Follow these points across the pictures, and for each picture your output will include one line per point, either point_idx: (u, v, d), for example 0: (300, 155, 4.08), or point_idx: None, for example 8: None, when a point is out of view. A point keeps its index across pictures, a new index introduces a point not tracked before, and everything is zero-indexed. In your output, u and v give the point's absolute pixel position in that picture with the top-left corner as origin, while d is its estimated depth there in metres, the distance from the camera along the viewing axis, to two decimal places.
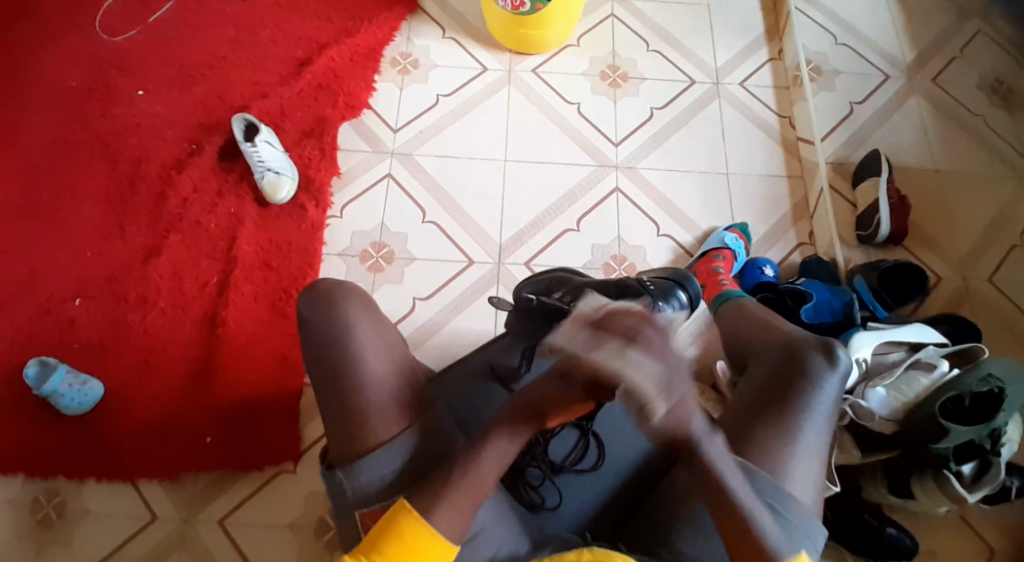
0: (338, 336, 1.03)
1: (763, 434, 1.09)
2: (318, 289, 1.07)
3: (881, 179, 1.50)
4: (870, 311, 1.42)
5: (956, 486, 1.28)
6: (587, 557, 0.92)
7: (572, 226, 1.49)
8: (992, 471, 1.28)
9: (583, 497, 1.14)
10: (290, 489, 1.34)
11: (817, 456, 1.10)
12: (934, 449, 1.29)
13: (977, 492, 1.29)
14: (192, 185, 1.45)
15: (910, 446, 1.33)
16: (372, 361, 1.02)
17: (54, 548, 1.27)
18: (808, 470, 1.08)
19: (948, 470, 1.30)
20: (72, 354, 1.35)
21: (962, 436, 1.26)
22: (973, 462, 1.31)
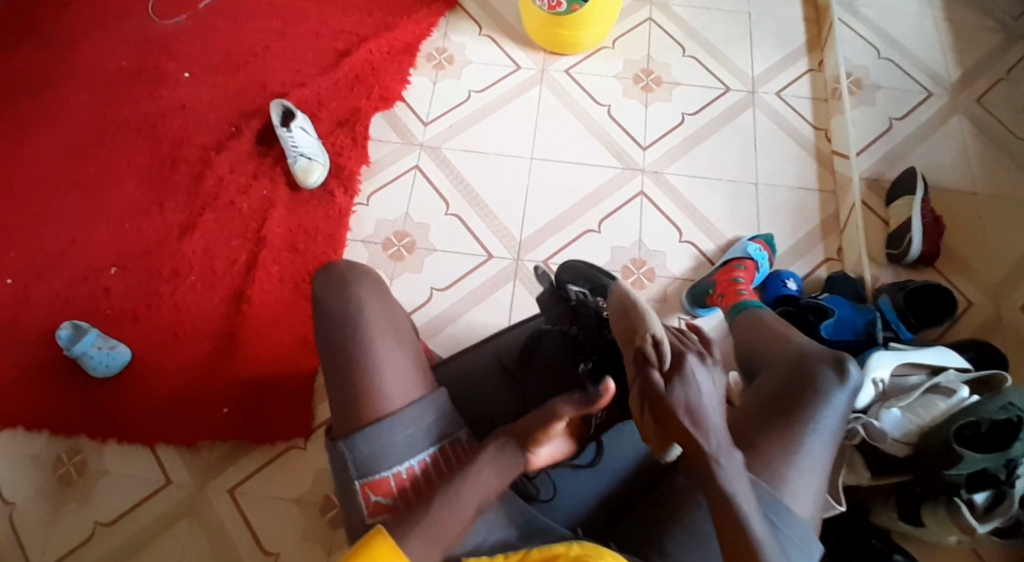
0: (349, 318, 1.08)
1: (764, 444, 1.10)
2: (332, 272, 1.12)
3: (915, 198, 1.46)
4: (893, 331, 1.40)
5: (968, 516, 1.26)
6: (576, 551, 0.93)
7: (593, 228, 1.49)
8: (1006, 503, 1.25)
9: (578, 494, 1.12)
10: (300, 465, 1.38)
11: (817, 471, 1.11)
12: (946, 475, 1.27)
13: (989, 524, 1.26)
14: (229, 167, 1.51)
15: (923, 470, 1.31)
16: (378, 344, 1.07)
17: (74, 504, 1.34)
18: (807, 484, 1.09)
19: (960, 499, 1.27)
20: (104, 321, 1.42)
21: (976, 464, 1.23)
22: (987, 492, 1.28)
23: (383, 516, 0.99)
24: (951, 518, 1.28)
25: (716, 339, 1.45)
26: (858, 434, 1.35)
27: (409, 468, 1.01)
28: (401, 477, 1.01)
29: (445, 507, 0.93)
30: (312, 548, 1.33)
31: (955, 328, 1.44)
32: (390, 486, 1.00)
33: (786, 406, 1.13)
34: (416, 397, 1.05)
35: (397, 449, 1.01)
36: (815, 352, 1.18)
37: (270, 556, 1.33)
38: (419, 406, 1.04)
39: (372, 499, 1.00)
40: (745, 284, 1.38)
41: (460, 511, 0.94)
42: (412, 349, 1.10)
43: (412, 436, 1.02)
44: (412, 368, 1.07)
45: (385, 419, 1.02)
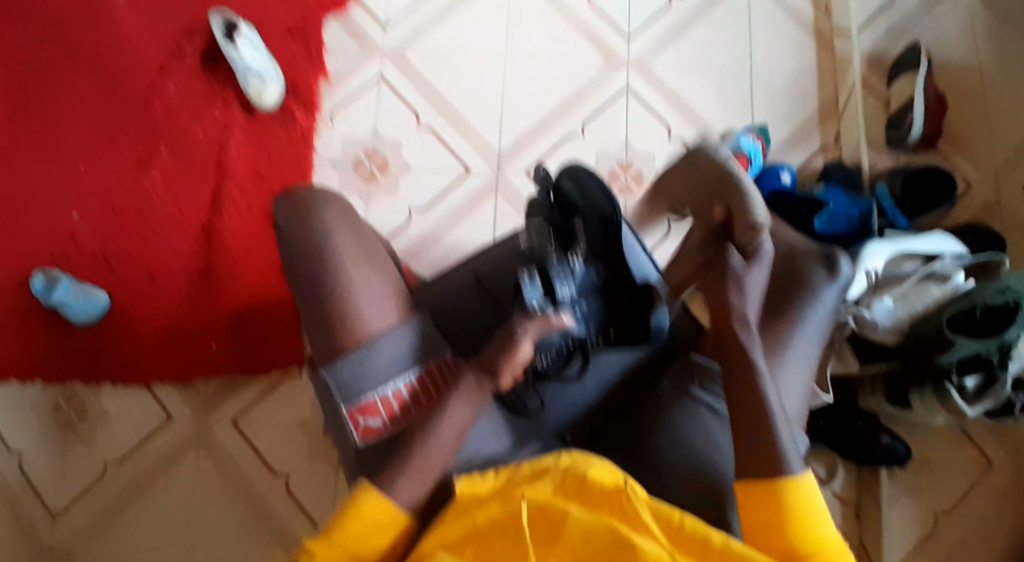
0: (316, 246, 1.01)
1: (752, 343, 1.02)
2: (293, 196, 1.02)
3: (919, 74, 1.35)
4: (890, 220, 1.33)
5: (957, 400, 1.23)
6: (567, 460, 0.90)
7: (576, 132, 1.42)
8: (998, 388, 1.22)
9: (566, 404, 1.07)
10: (298, 392, 1.36)
11: (809, 362, 1.04)
12: (938, 361, 1.21)
13: (978, 407, 1.24)
14: (178, 93, 1.44)
15: (911, 357, 1.26)
16: (353, 273, 1.00)
17: (78, 447, 1.33)
18: (798, 374, 1.03)
19: (950, 384, 1.23)
20: (77, 266, 1.37)
21: (966, 350, 1.19)
22: (979, 376, 1.24)
23: (374, 439, 0.99)
24: (939, 402, 1.24)
25: None
26: (847, 326, 1.31)
27: (395, 390, 0.99)
28: (388, 399, 0.99)
29: (427, 446, 0.93)
30: (319, 467, 1.33)
31: (955, 213, 1.37)
32: (379, 409, 0.99)
33: (779, 301, 1.05)
34: (396, 321, 1.01)
35: (383, 372, 0.99)
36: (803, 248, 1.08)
37: (280, 476, 1.33)
38: (401, 330, 1.00)
39: (362, 422, 0.99)
40: None
41: (443, 446, 0.93)
42: (383, 276, 1.03)
43: (396, 358, 1.00)
44: (388, 295, 1.02)
45: (366, 344, 0.98)
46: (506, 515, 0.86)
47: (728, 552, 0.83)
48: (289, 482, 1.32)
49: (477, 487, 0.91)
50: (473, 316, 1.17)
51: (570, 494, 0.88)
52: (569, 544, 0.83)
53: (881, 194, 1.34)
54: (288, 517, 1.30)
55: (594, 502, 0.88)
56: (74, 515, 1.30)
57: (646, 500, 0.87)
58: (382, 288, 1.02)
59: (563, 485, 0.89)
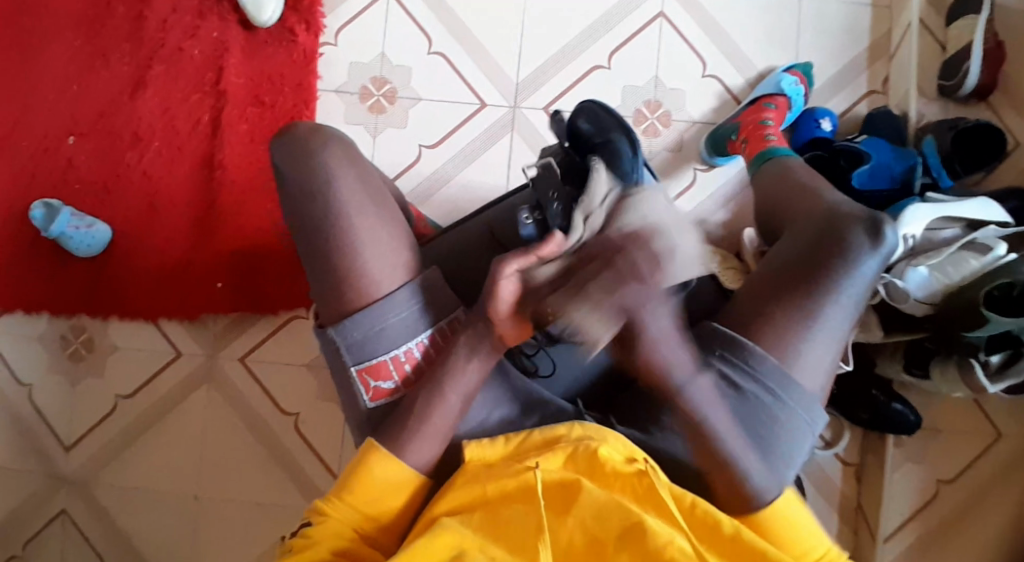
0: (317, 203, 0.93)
1: (776, 315, 0.92)
2: (291, 150, 0.94)
3: (981, 18, 1.21)
4: (933, 178, 1.23)
5: (979, 377, 1.21)
6: (579, 431, 0.86)
7: (602, 63, 1.29)
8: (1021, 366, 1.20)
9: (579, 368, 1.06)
10: (303, 334, 1.35)
11: (836, 342, 0.92)
12: (966, 335, 1.20)
13: (1000, 384, 1.22)
14: (170, 5, 1.31)
15: (943, 329, 1.23)
16: (358, 227, 0.92)
17: (90, 379, 1.34)
18: (823, 357, 0.92)
19: (975, 360, 1.22)
20: (74, 195, 1.31)
21: (1000, 327, 1.16)
22: (1004, 352, 1.23)
23: (385, 401, 0.94)
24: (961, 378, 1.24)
25: (734, 193, 1.29)
26: (879, 294, 1.28)
27: (408, 351, 0.93)
28: (401, 361, 0.93)
29: (429, 416, 0.89)
30: (326, 408, 1.34)
31: (998, 174, 1.28)
32: (391, 372, 0.93)
33: (812, 269, 0.93)
34: (407, 278, 0.94)
35: (393, 333, 0.92)
36: (847, 211, 0.96)
37: (291, 416, 1.34)
38: (412, 288, 0.93)
39: (373, 385, 0.93)
40: (774, 128, 1.19)
41: (448, 409, 0.88)
42: (395, 226, 0.96)
43: (408, 318, 0.93)
44: (398, 248, 0.94)
45: (376, 303, 0.92)
46: (519, 487, 0.83)
47: (737, 541, 0.80)
48: (299, 422, 1.34)
49: (487, 454, 0.87)
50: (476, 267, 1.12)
51: (581, 471, 0.84)
52: (578, 519, 0.79)
53: (929, 149, 1.24)
54: (299, 456, 1.33)
55: (606, 483, 0.84)
56: (89, 446, 1.33)
57: (663, 481, 0.83)
58: (393, 243, 0.94)
59: (575, 462, 0.85)
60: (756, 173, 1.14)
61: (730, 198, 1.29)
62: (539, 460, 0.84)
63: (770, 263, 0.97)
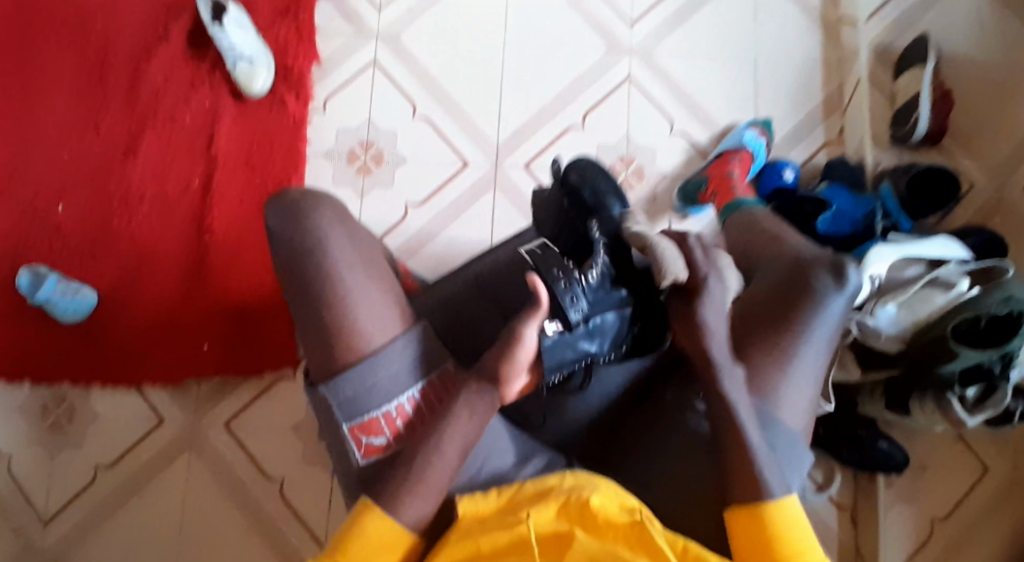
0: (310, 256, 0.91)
1: (756, 359, 0.97)
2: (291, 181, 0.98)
3: (926, 68, 1.33)
4: (893, 222, 1.30)
5: (956, 410, 1.25)
6: (570, 482, 0.87)
7: (576, 123, 1.37)
8: (997, 396, 1.24)
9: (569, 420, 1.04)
10: (289, 395, 1.34)
11: (813, 381, 0.98)
12: (939, 370, 1.26)
13: (979, 416, 1.25)
14: (163, 77, 1.37)
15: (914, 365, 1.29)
16: (352, 280, 0.91)
17: (68, 450, 1.31)
18: (802, 395, 0.97)
19: (951, 394, 1.26)
20: (62, 261, 1.33)
21: (971, 360, 1.21)
22: (979, 384, 1.26)
23: (378, 457, 0.90)
24: (939, 412, 1.28)
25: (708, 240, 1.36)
26: (850, 333, 1.33)
27: (400, 406, 0.91)
28: (392, 416, 0.91)
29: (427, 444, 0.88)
30: (312, 471, 1.31)
31: (955, 215, 1.36)
32: (382, 428, 0.90)
33: (786, 312, 0.98)
34: (398, 332, 0.92)
35: (385, 388, 0.90)
36: (812, 256, 1.01)
37: (276, 481, 1.31)
38: (406, 340, 0.92)
39: (364, 441, 0.91)
40: (740, 180, 1.28)
41: (444, 464, 0.88)
42: (386, 283, 0.95)
43: (399, 372, 0.91)
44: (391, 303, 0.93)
45: (367, 360, 0.89)
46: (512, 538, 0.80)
47: None
48: (283, 488, 1.30)
49: (481, 507, 0.87)
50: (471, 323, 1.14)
51: (574, 518, 0.83)
52: None
53: (886, 194, 1.31)
54: (283, 523, 1.29)
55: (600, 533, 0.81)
56: (66, 520, 1.28)
57: (659, 529, 0.81)
58: (386, 297, 0.93)
59: (567, 511, 0.83)
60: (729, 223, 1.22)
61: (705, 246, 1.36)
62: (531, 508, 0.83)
63: (748, 302, 1.02)
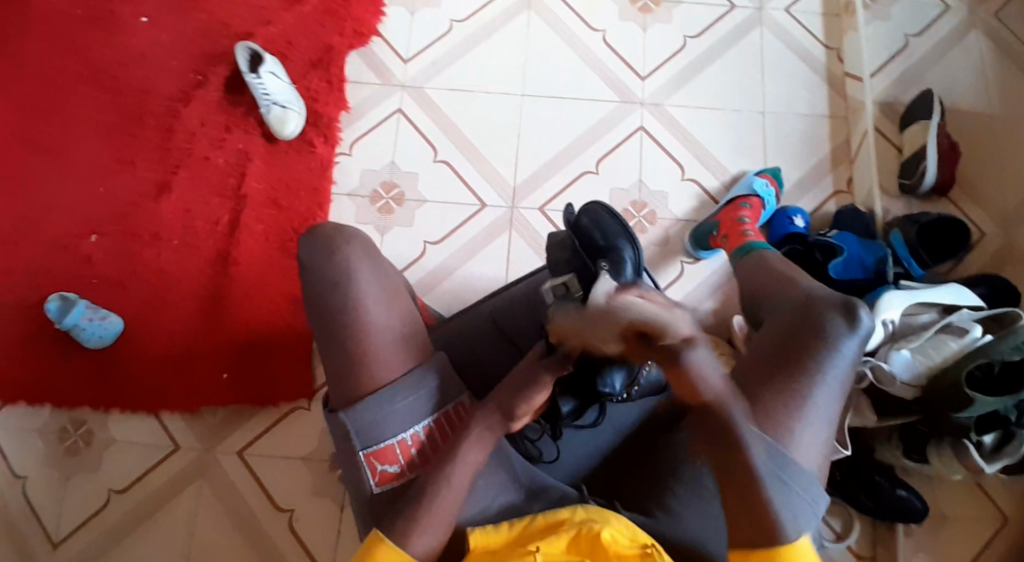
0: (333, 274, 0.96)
1: (770, 399, 0.96)
2: None
3: (931, 122, 1.37)
4: (905, 268, 1.32)
5: (975, 458, 1.19)
6: (582, 515, 0.91)
7: (590, 168, 1.43)
8: (1015, 444, 1.19)
9: (581, 452, 1.07)
10: (304, 426, 1.35)
11: (827, 421, 0.97)
12: (955, 418, 1.19)
13: (997, 464, 1.20)
14: (199, 120, 1.45)
15: (930, 414, 1.23)
16: (373, 314, 0.96)
17: (82, 474, 1.32)
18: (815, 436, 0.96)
19: (969, 441, 1.20)
20: (91, 289, 1.38)
21: (988, 406, 1.15)
22: (996, 432, 1.21)
23: (392, 485, 0.94)
24: (957, 460, 1.22)
25: (719, 282, 1.38)
26: (865, 377, 1.27)
27: (415, 434, 0.95)
28: (407, 444, 0.95)
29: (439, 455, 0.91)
30: (322, 505, 1.31)
31: (969, 263, 1.36)
32: (397, 455, 0.94)
33: (796, 352, 0.98)
34: (413, 366, 0.97)
35: (401, 416, 0.94)
36: (821, 296, 1.03)
37: (285, 513, 1.30)
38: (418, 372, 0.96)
39: (379, 468, 0.94)
40: (750, 225, 1.29)
41: (455, 486, 0.91)
42: (403, 316, 0.99)
43: (417, 402, 0.95)
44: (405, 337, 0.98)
45: (385, 389, 0.94)
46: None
47: None
48: (292, 520, 1.30)
49: (493, 539, 0.91)
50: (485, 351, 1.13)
51: (581, 553, 0.87)
52: None
53: (896, 241, 1.33)
54: (289, 557, 1.28)
55: None
56: (76, 544, 1.29)
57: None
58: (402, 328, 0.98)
59: (576, 545, 0.88)
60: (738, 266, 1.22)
61: (716, 287, 1.38)
62: (540, 542, 0.87)
63: (757, 344, 1.03)
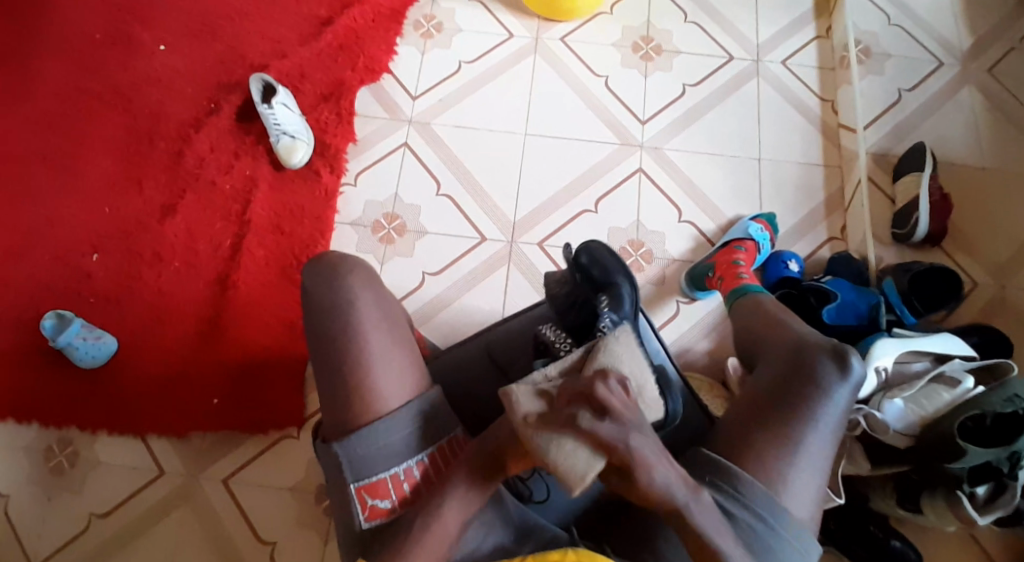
0: (334, 305, 0.97)
1: (762, 440, 0.97)
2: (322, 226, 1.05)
3: (924, 174, 1.41)
4: (897, 316, 1.33)
5: (968, 508, 1.17)
6: (571, 558, 0.88)
7: (589, 207, 1.45)
8: (1008, 495, 1.17)
9: (573, 490, 1.06)
10: (291, 455, 1.33)
11: (818, 469, 0.97)
12: (948, 468, 1.18)
13: (991, 515, 1.17)
14: (208, 146, 1.48)
15: (925, 462, 1.21)
16: (371, 342, 0.96)
17: (67, 495, 1.31)
18: (807, 483, 0.96)
19: (961, 491, 1.18)
20: (88, 308, 1.39)
21: (979, 457, 1.15)
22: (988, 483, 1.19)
23: (381, 521, 0.93)
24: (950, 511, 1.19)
25: (715, 322, 1.39)
26: (858, 426, 1.26)
27: (408, 469, 0.94)
28: (399, 479, 0.94)
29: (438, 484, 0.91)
30: (306, 537, 1.29)
31: (959, 313, 1.38)
32: (389, 491, 0.93)
33: (791, 396, 0.99)
34: (411, 397, 0.96)
35: (395, 450, 0.94)
36: (814, 342, 1.04)
37: (267, 544, 1.29)
38: (415, 405, 0.95)
39: (369, 503, 0.93)
40: (745, 269, 1.30)
41: (447, 528, 0.90)
42: (405, 347, 0.99)
43: (409, 436, 0.95)
44: (406, 368, 0.97)
45: (378, 421, 0.94)
46: None
47: None
48: (274, 553, 1.28)
49: None
50: (480, 379, 1.12)
51: None
52: None
53: (889, 289, 1.35)
54: None
55: None
56: None
57: None
58: (404, 360, 0.97)
59: None
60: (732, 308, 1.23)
61: (711, 328, 1.40)
62: None
63: (742, 398, 1.03)
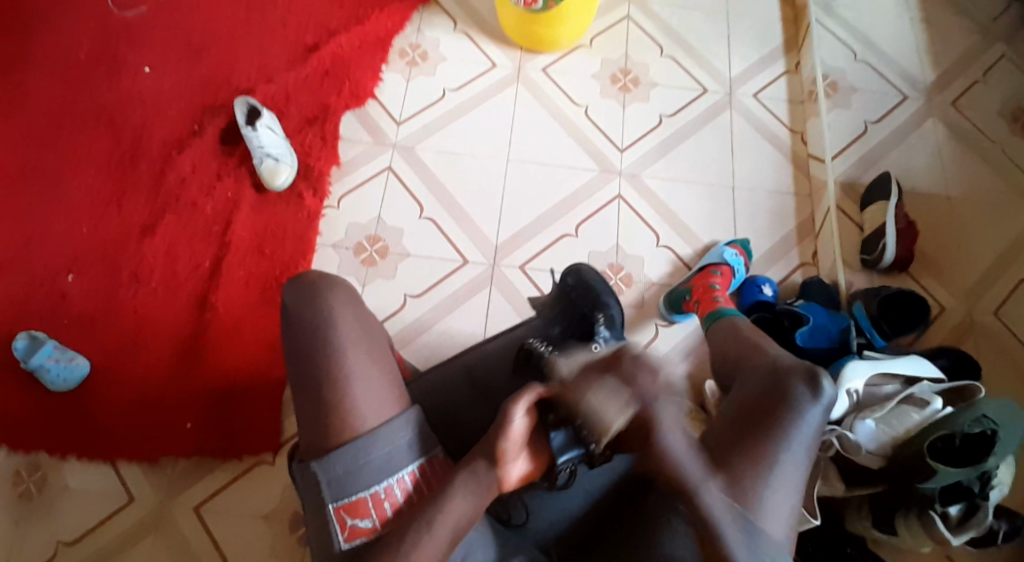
0: (317, 321, 0.98)
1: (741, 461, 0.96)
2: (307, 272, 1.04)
3: (890, 203, 1.46)
4: (867, 339, 1.36)
5: (940, 528, 1.20)
6: None
7: (570, 232, 1.48)
8: (979, 516, 1.20)
9: (550, 516, 1.05)
10: (267, 481, 1.31)
11: (794, 489, 0.97)
12: (920, 489, 1.20)
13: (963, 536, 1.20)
14: (190, 167, 1.48)
15: (897, 482, 1.24)
16: (353, 361, 0.96)
17: (33, 521, 1.27)
18: (786, 501, 0.96)
19: (934, 511, 1.21)
20: (62, 328, 1.36)
21: (951, 478, 1.16)
22: (960, 503, 1.21)
23: (360, 541, 0.91)
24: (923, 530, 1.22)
25: (692, 345, 1.42)
26: (831, 446, 1.29)
27: (389, 488, 0.93)
28: (380, 498, 0.93)
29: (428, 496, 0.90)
30: None
31: (930, 335, 1.42)
32: (370, 509, 0.92)
33: (767, 416, 0.99)
34: (394, 413, 0.96)
35: (377, 467, 0.93)
36: (787, 364, 1.05)
37: None
38: (398, 421, 0.95)
39: (350, 523, 0.92)
40: (721, 292, 1.33)
41: (435, 547, 0.88)
42: (385, 364, 1.00)
43: (392, 452, 0.94)
44: (386, 385, 0.98)
45: (361, 438, 0.93)
46: None
47: None
48: None
49: None
50: (469, 404, 1.11)
51: None
52: None
53: (859, 313, 1.38)
54: None
55: None
56: None
57: None
58: (383, 378, 0.98)
59: None
60: (710, 330, 1.26)
61: (689, 351, 1.42)
62: None
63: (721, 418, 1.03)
